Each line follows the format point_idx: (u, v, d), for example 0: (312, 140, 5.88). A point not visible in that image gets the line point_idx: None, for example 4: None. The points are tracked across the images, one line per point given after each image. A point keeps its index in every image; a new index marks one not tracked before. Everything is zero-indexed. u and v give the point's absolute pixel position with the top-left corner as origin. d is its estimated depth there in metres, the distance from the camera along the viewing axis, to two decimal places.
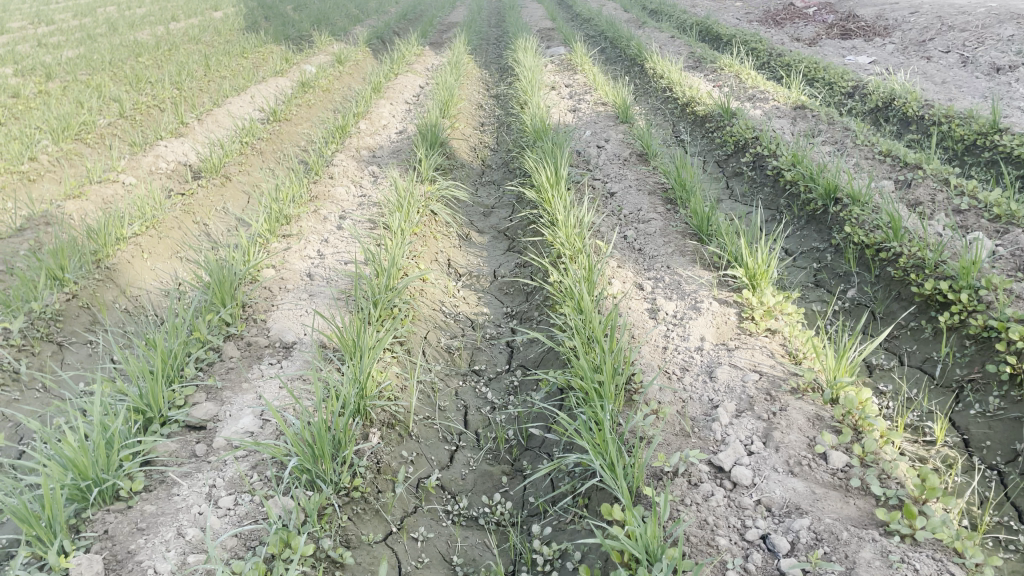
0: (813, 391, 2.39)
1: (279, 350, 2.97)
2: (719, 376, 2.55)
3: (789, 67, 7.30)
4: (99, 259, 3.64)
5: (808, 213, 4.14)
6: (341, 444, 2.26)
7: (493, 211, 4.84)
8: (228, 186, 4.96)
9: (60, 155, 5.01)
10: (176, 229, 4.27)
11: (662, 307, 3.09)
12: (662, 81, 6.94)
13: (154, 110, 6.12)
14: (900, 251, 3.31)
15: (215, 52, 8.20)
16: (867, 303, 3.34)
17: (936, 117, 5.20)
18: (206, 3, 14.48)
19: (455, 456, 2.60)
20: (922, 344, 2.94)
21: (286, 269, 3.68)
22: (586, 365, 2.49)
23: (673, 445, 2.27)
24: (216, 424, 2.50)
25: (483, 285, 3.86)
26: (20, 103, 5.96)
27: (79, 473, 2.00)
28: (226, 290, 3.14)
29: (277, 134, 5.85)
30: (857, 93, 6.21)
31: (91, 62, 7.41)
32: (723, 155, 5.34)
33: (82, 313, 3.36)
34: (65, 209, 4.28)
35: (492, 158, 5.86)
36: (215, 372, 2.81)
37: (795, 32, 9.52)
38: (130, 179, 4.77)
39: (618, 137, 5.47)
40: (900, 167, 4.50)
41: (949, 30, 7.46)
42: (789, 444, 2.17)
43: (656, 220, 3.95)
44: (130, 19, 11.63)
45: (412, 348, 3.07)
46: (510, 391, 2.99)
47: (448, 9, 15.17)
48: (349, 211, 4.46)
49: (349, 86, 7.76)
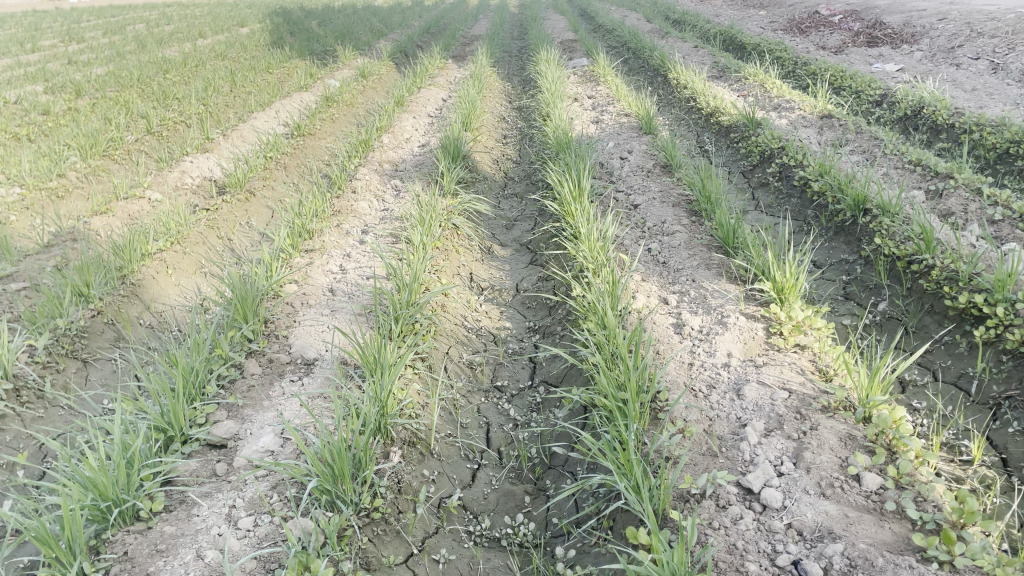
0: (844, 410, 2.32)
1: (300, 366, 2.96)
2: (746, 393, 2.49)
3: (815, 75, 7.22)
4: (123, 275, 3.66)
5: (836, 224, 4.06)
6: (361, 464, 2.23)
7: (515, 224, 4.81)
8: (252, 201, 4.99)
9: (87, 172, 5.07)
10: (200, 245, 4.29)
11: (687, 322, 3.03)
12: (685, 92, 6.89)
13: (180, 125, 6.17)
14: (933, 263, 3.23)
15: (240, 68, 8.27)
16: (899, 316, 3.26)
17: (967, 125, 5.10)
18: (233, 19, 14.64)
19: (477, 475, 2.56)
20: (957, 359, 2.86)
21: (308, 285, 3.67)
22: (610, 383, 2.44)
23: (699, 465, 2.21)
24: (236, 443, 2.48)
25: (505, 299, 3.83)
26: (50, 121, 6.04)
27: (99, 494, 1.99)
28: (249, 307, 3.14)
29: (300, 148, 5.87)
30: (885, 102, 6.11)
31: (120, 78, 7.50)
32: (749, 165, 5.28)
33: (107, 330, 3.37)
34: (92, 225, 4.31)
35: (515, 171, 5.83)
36: (237, 390, 2.80)
37: (821, 40, 9.43)
38: (156, 194, 4.81)
39: (641, 148, 5.43)
40: (930, 177, 4.41)
41: (979, 37, 7.34)
42: (820, 465, 2.11)
43: (681, 233, 3.90)
44: (159, 36, 11.79)
45: (434, 364, 3.04)
46: (533, 408, 2.95)
47: (470, 22, 15.23)
48: (371, 226, 4.46)
49: (373, 99, 7.79)
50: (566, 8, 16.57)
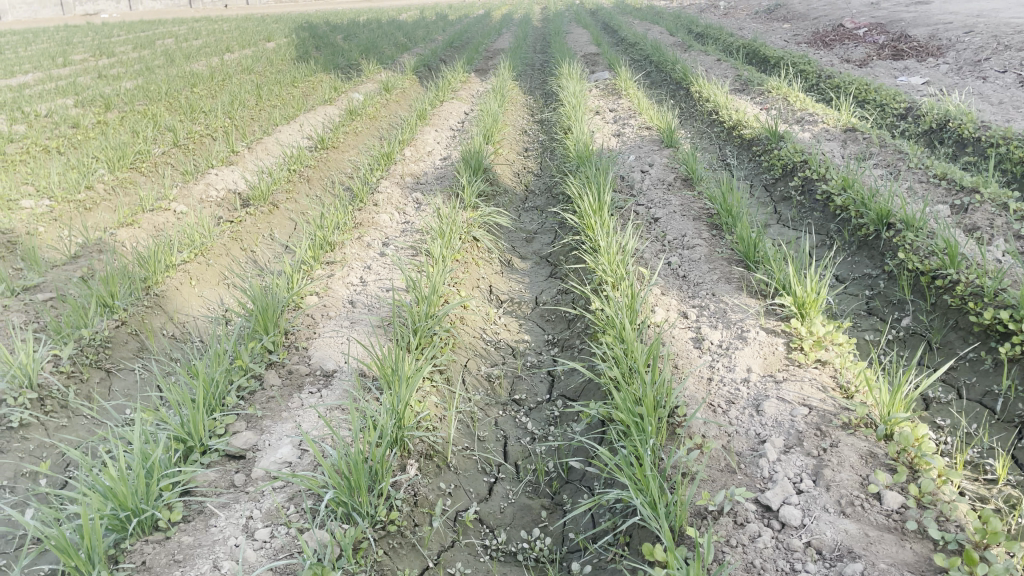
0: (865, 427, 2.29)
1: (319, 378, 2.98)
2: (766, 409, 2.46)
3: (839, 88, 7.18)
4: (147, 286, 3.71)
5: (859, 239, 4.03)
6: (378, 476, 2.24)
7: (535, 236, 4.82)
8: (275, 213, 5.04)
9: (115, 184, 5.15)
10: (223, 256, 4.34)
11: (707, 336, 3.01)
12: (708, 105, 6.87)
13: (206, 138, 6.26)
14: (958, 278, 3.19)
15: (266, 82, 8.38)
16: (922, 332, 3.22)
17: (993, 138, 5.05)
18: (260, 34, 14.84)
19: (494, 489, 2.55)
20: (981, 377, 2.82)
21: (329, 296, 3.69)
22: (627, 397, 2.43)
23: (717, 482, 2.19)
24: (255, 454, 2.50)
25: (525, 312, 3.83)
26: (80, 133, 6.15)
27: (119, 503, 2.02)
28: (270, 318, 3.16)
29: (323, 161, 5.93)
30: (910, 115, 6.06)
31: (149, 92, 7.62)
32: (771, 179, 5.25)
33: (131, 339, 3.42)
34: (118, 236, 4.38)
35: (536, 184, 5.85)
36: (256, 401, 2.82)
37: (845, 53, 9.37)
38: (181, 207, 4.87)
39: (662, 161, 5.42)
40: (956, 191, 4.36)
41: (1006, 50, 7.26)
42: (841, 483, 2.08)
43: (701, 246, 3.88)
44: (187, 50, 11.98)
45: (452, 377, 3.05)
46: (550, 422, 2.94)
47: (494, 36, 15.32)
48: (392, 238, 4.49)
49: (396, 112, 7.85)
50: (588, 22, 16.63)
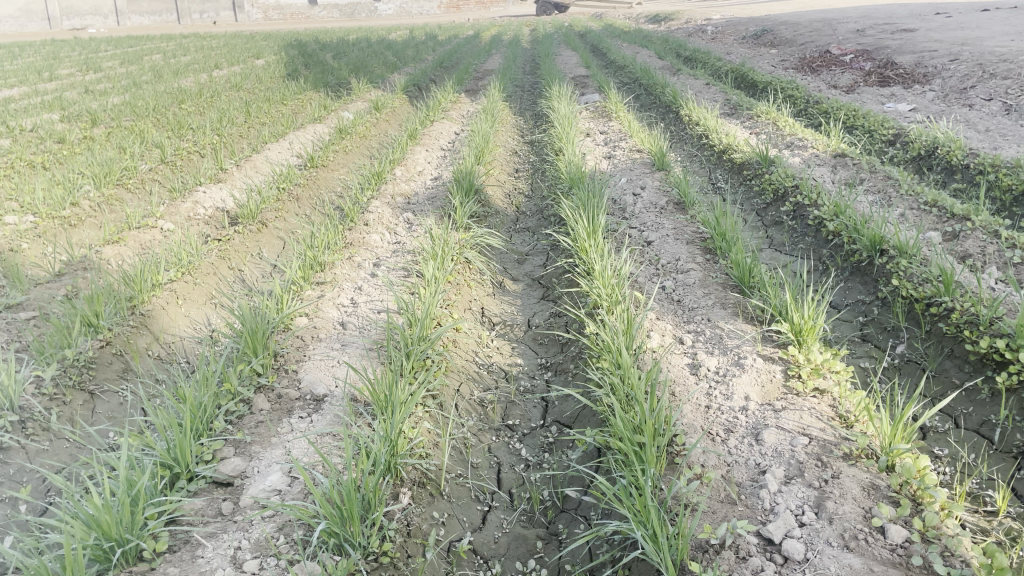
0: (866, 458, 2.26)
1: (310, 403, 2.92)
2: (765, 438, 2.43)
3: (827, 114, 7.23)
4: (133, 305, 3.65)
5: (852, 264, 4.03)
6: (370, 506, 2.19)
7: (527, 258, 4.79)
8: (264, 232, 4.99)
9: (101, 201, 5.08)
10: (211, 275, 4.28)
11: (704, 362, 2.98)
12: (697, 129, 6.90)
13: (194, 155, 6.21)
14: (952, 305, 3.20)
15: (255, 99, 8.34)
16: (918, 359, 3.21)
17: (982, 165, 5.08)
18: (249, 51, 14.80)
19: (488, 518, 2.50)
20: (978, 406, 2.81)
21: (319, 318, 3.64)
22: (626, 425, 2.39)
23: (718, 513, 2.15)
24: (243, 481, 2.44)
25: (517, 335, 3.79)
26: (66, 149, 6.08)
27: (102, 533, 1.96)
28: (259, 340, 3.10)
29: (313, 180, 5.89)
30: (898, 142, 6.11)
31: (136, 108, 7.56)
32: (762, 204, 5.27)
33: (115, 360, 3.35)
34: (103, 254, 4.31)
35: (527, 205, 5.82)
36: (244, 426, 2.75)
37: (833, 79, 9.45)
38: (168, 224, 4.81)
39: (654, 184, 5.42)
40: (947, 218, 4.38)
41: (992, 78, 7.35)
42: (844, 515, 2.04)
43: (695, 271, 3.86)
44: (176, 66, 11.91)
45: (445, 402, 3.00)
46: (545, 448, 2.89)
47: (484, 56, 15.37)
48: (383, 258, 4.45)
49: (386, 132, 7.83)
50: (578, 44, 16.73)
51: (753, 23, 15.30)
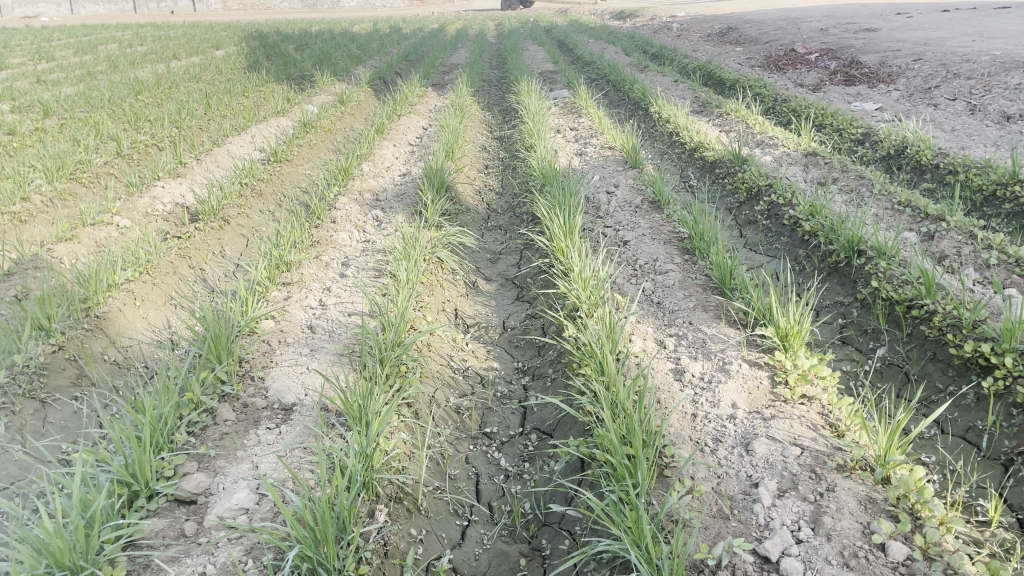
0: (861, 469, 2.19)
1: (278, 412, 2.78)
2: (756, 449, 2.35)
3: (796, 112, 7.22)
4: (88, 307, 3.46)
5: (829, 265, 3.98)
6: (346, 526, 2.06)
7: (500, 257, 4.68)
8: (226, 229, 4.80)
9: (53, 195, 4.84)
10: (170, 275, 4.09)
11: (688, 368, 2.90)
12: (668, 126, 6.84)
13: (152, 148, 5.97)
14: (935, 308, 3.15)
15: (216, 91, 8.08)
16: (900, 363, 3.16)
17: (952, 165, 5.09)
18: (208, 42, 14.42)
19: (467, 533, 2.39)
20: (964, 412, 2.76)
21: (286, 321, 3.50)
22: (614, 436, 2.29)
23: (711, 530, 2.06)
24: (208, 499, 2.29)
25: (492, 337, 3.68)
26: (16, 141, 5.80)
27: (54, 561, 1.80)
28: (223, 345, 2.95)
29: (277, 175, 5.70)
30: (867, 141, 6.11)
31: (91, 100, 7.26)
32: (735, 203, 5.22)
33: (69, 366, 3.16)
34: (56, 252, 4.09)
35: (498, 202, 5.71)
36: (208, 438, 2.60)
37: (798, 78, 9.47)
38: (125, 220, 4.60)
39: (628, 182, 5.34)
40: (921, 219, 4.37)
41: (955, 78, 7.40)
42: (842, 531, 1.96)
43: (674, 272, 3.79)
44: (132, 56, 11.51)
45: (420, 410, 2.88)
46: (524, 457, 2.79)
47: (449, 49, 15.18)
48: (352, 258, 4.30)
49: (351, 126, 7.64)
50: (542, 39, 16.64)
51: (718, 22, 15.32)
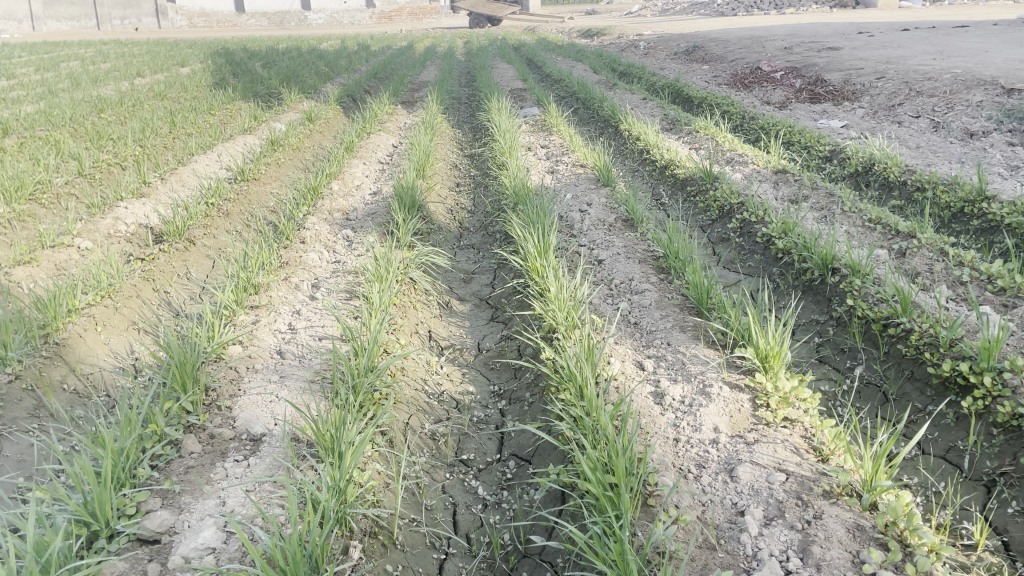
0: (848, 496, 2.15)
1: (247, 443, 2.69)
2: (740, 475, 2.31)
3: (764, 129, 7.27)
4: (47, 334, 3.32)
5: (804, 282, 3.97)
6: (319, 564, 1.97)
7: (473, 277, 4.61)
8: (191, 250, 4.68)
9: (11, 217, 4.69)
10: (133, 298, 3.96)
11: (668, 391, 2.85)
12: (638, 143, 6.85)
13: (114, 168, 5.83)
14: (911, 327, 3.13)
15: (181, 109, 7.93)
16: (878, 382, 3.14)
17: (919, 182, 5.14)
18: (173, 59, 14.18)
19: (445, 567, 2.31)
20: (944, 431, 2.73)
21: (255, 346, 3.39)
22: (595, 464, 2.23)
23: (698, 562, 2.01)
24: (172, 538, 2.17)
25: (467, 360, 3.60)
26: None
27: None
28: (188, 373, 2.83)
29: (244, 194, 5.59)
30: (835, 158, 6.16)
31: (51, 118, 7.07)
32: (707, 220, 5.22)
33: (26, 396, 3.03)
34: (13, 276, 3.95)
35: (470, 221, 5.65)
36: (172, 472, 2.49)
37: (765, 95, 9.57)
38: (86, 242, 4.46)
39: (601, 201, 5.31)
40: (892, 236, 4.39)
41: (918, 95, 7.52)
42: (831, 561, 1.91)
43: (650, 292, 3.75)
44: (95, 74, 11.29)
45: (395, 438, 2.80)
46: (502, 485, 2.72)
47: (417, 67, 15.10)
48: (322, 279, 4.21)
49: (320, 144, 7.55)
50: (511, 57, 16.66)
51: (684, 40, 15.48)
